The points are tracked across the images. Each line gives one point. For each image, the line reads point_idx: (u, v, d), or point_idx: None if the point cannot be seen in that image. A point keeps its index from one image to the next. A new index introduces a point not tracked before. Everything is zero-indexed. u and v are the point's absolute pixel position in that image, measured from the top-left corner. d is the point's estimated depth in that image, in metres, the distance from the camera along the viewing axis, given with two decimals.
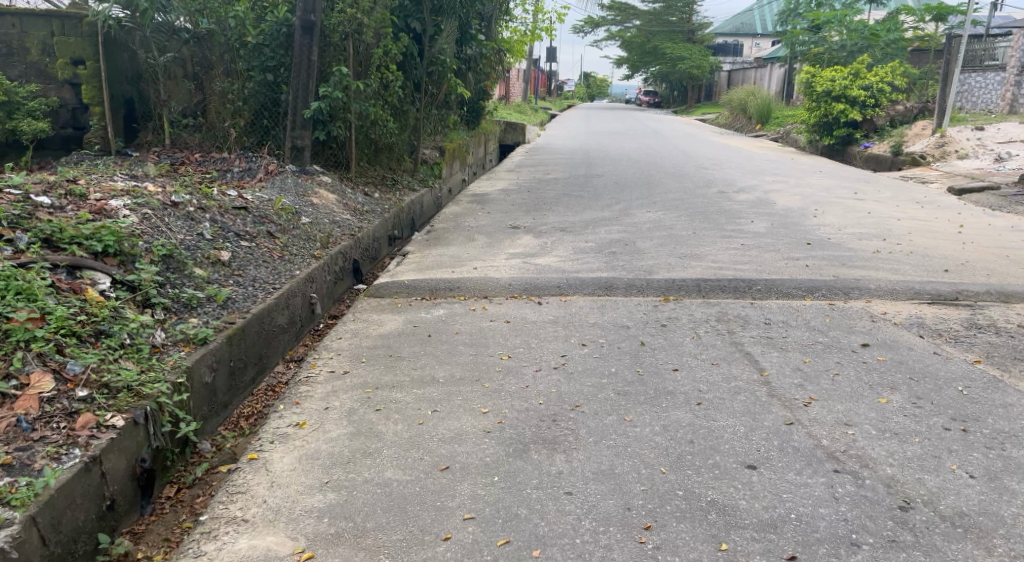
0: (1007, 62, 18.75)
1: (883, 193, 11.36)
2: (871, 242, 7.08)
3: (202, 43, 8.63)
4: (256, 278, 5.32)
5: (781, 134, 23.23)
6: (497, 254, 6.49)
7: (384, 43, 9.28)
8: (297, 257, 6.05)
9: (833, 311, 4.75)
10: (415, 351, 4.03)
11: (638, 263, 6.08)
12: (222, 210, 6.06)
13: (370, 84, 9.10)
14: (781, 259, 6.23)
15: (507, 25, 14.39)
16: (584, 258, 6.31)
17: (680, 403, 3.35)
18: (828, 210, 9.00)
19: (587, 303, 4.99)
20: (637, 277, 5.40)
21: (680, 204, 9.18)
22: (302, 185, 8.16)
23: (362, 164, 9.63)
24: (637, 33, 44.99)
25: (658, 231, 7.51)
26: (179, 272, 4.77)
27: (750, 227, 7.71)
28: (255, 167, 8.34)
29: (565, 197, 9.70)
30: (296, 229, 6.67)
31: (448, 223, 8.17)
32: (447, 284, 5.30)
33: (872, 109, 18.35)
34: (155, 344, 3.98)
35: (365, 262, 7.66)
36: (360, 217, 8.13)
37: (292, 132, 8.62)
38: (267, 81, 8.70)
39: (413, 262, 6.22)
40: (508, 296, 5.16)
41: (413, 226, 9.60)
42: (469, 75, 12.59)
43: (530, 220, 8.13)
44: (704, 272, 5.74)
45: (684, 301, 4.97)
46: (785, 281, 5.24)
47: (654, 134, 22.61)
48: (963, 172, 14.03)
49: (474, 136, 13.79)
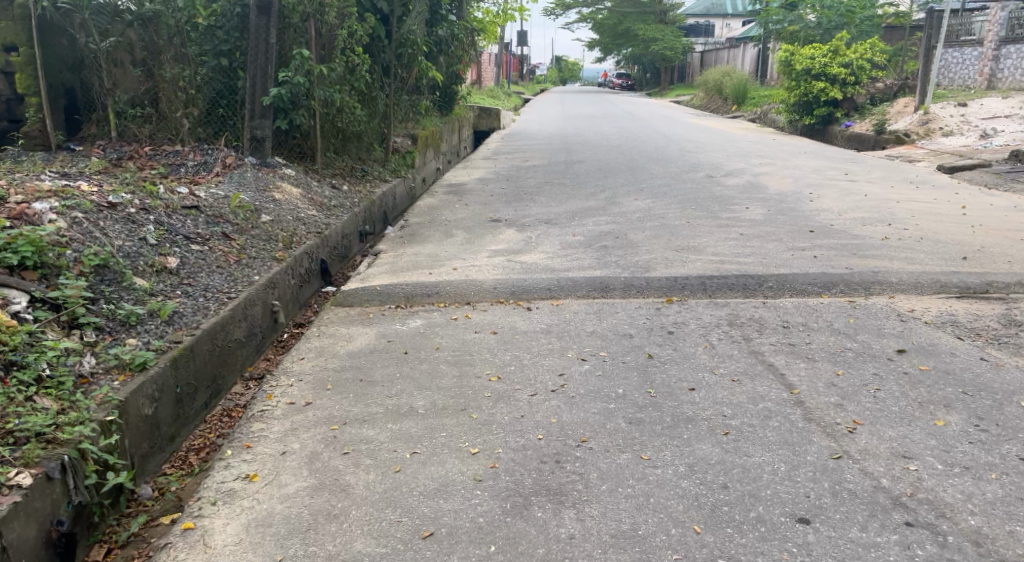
0: (984, 36, 18.48)
1: (874, 174, 10.94)
2: (876, 226, 6.63)
3: (148, 25, 7.90)
4: (208, 287, 4.74)
5: (759, 114, 22.82)
6: (478, 251, 5.95)
7: (348, 23, 8.72)
8: (255, 261, 5.46)
9: (855, 311, 4.27)
10: (389, 374, 3.47)
11: (632, 259, 5.57)
12: (170, 210, 5.42)
13: (334, 69, 8.52)
14: (785, 250, 5.75)
15: (478, 6, 13.81)
16: (573, 254, 5.79)
17: (704, 433, 2.84)
18: (823, 194, 8.54)
19: (582, 307, 4.47)
20: (634, 276, 4.89)
21: (669, 191, 8.68)
22: (262, 179, 7.55)
23: (329, 154, 9.01)
24: (609, 14, 44.34)
25: (649, 220, 7.00)
26: (116, 284, 4.16)
27: (746, 214, 7.24)
28: (210, 160, 7.74)
29: (547, 186, 9.17)
30: (256, 228, 6.08)
31: (422, 216, 7.60)
32: (424, 289, 4.74)
33: (852, 87, 17.97)
34: (81, 373, 3.40)
35: (334, 261, 7.08)
36: (327, 213, 7.53)
37: (250, 121, 8.11)
38: (222, 67, 8.27)
39: (384, 263, 5.66)
40: (493, 302, 4.61)
41: (385, 220, 9.02)
42: (441, 59, 11.99)
43: (511, 211, 7.58)
44: (706, 267, 5.26)
45: (689, 303, 4.48)
46: (795, 277, 4.77)
47: (631, 117, 22.11)
48: (950, 149, 13.68)
49: (448, 123, 13.20)
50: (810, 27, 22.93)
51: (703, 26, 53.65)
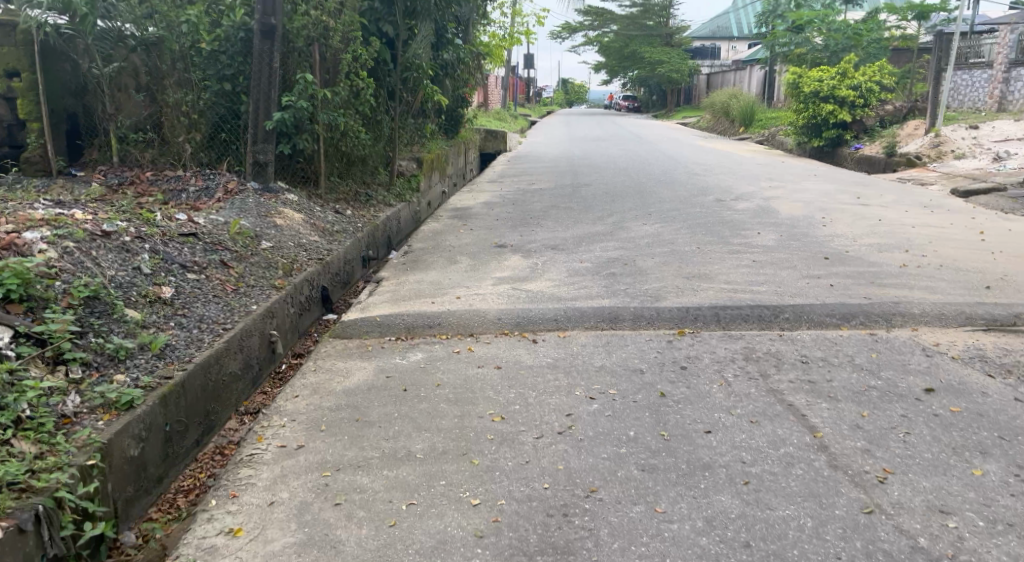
0: (994, 59, 18.37)
1: (886, 197, 10.77)
2: (894, 253, 6.45)
3: (151, 50, 7.79)
4: (203, 318, 4.58)
5: (767, 136, 22.70)
6: (483, 279, 5.79)
7: (353, 47, 8.61)
8: (254, 289, 5.30)
9: (877, 345, 4.08)
10: (387, 414, 3.29)
11: (642, 287, 5.40)
12: (166, 237, 5.27)
13: (339, 92, 8.41)
14: (800, 278, 5.57)
15: (484, 29, 13.75)
16: (581, 282, 5.61)
17: (723, 481, 2.67)
18: (836, 218, 8.36)
19: (590, 340, 4.28)
20: (644, 307, 4.71)
21: (678, 215, 8.52)
22: (264, 205, 7.42)
23: (333, 179, 8.89)
24: (615, 37, 44.51)
25: (658, 246, 6.84)
26: (106, 316, 3.98)
27: (758, 240, 7.06)
28: (212, 185, 7.61)
29: (554, 210, 9.03)
30: (255, 255, 5.93)
31: (427, 242, 7.46)
32: (426, 320, 4.57)
33: (861, 109, 17.85)
34: (64, 414, 3.22)
35: (335, 288, 6.92)
36: (329, 238, 7.39)
37: (253, 146, 7.93)
38: (225, 92, 8.09)
39: (386, 291, 5.49)
40: (497, 333, 4.42)
41: (389, 244, 8.88)
42: (447, 81, 11.91)
43: (516, 236, 7.43)
44: (718, 296, 5.08)
45: (702, 335, 4.29)
46: (812, 308, 4.58)
47: (638, 139, 22.00)
48: (963, 172, 13.50)
49: (453, 146, 13.09)
50: (818, 50, 22.87)
51: (709, 48, 53.78)
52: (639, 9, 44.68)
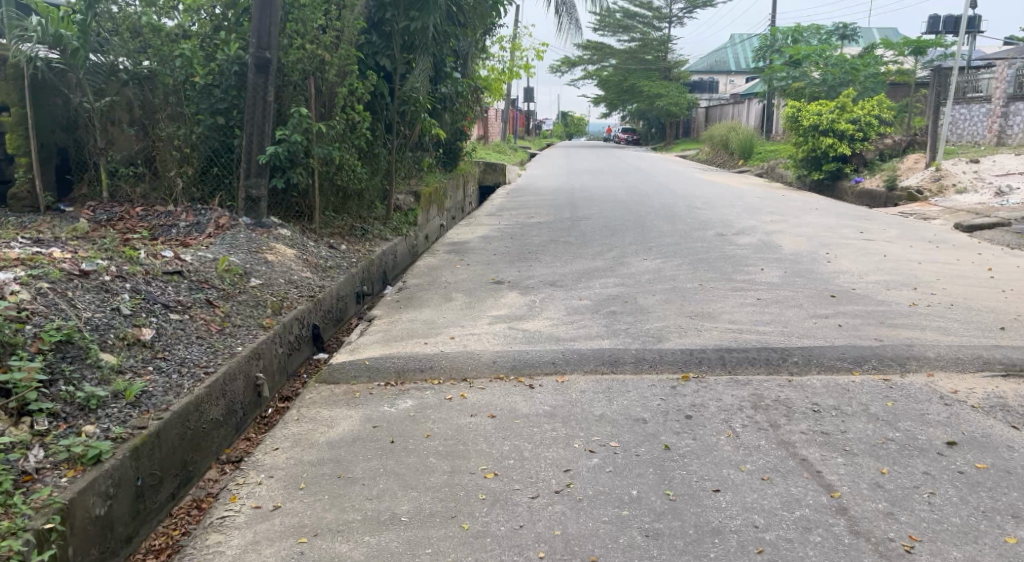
0: (992, 93, 18.39)
1: (890, 232, 10.61)
2: (902, 291, 6.28)
3: (144, 84, 7.72)
4: (185, 361, 4.40)
5: (766, 169, 22.65)
6: (479, 317, 5.59)
7: (349, 81, 8.48)
8: (240, 330, 5.13)
9: (892, 392, 3.87)
10: (371, 469, 3.09)
11: (644, 327, 5.21)
12: (150, 275, 5.08)
13: (335, 126, 8.27)
14: (806, 318, 5.38)
15: (483, 62, 13.72)
16: (580, 321, 5.42)
17: (735, 551, 2.50)
18: (840, 254, 8.19)
19: (590, 385, 4.07)
20: (646, 349, 4.50)
21: (678, 250, 8.35)
22: (256, 240, 7.25)
23: (327, 213, 8.75)
24: (613, 71, 44.82)
25: (659, 283, 6.66)
26: (80, 362, 3.78)
27: (762, 276, 6.89)
28: (203, 221, 7.43)
29: (553, 244, 8.87)
30: (243, 293, 5.75)
31: (422, 277, 7.28)
32: (417, 363, 4.36)
33: (861, 143, 17.80)
34: (25, 470, 3.06)
35: (327, 326, 6.73)
36: (322, 274, 7.22)
37: (246, 180, 7.75)
38: (219, 126, 7.83)
39: (378, 331, 5.30)
40: (492, 378, 4.20)
41: (384, 279, 8.70)
42: (445, 115, 11.83)
43: (514, 272, 7.24)
44: (723, 337, 4.89)
45: (707, 380, 4.08)
46: (822, 351, 4.38)
47: (637, 172, 21.94)
48: (966, 207, 13.37)
49: (451, 179, 12.96)
50: (816, 84, 22.92)
51: (707, 82, 54.09)
52: (638, 43, 44.94)
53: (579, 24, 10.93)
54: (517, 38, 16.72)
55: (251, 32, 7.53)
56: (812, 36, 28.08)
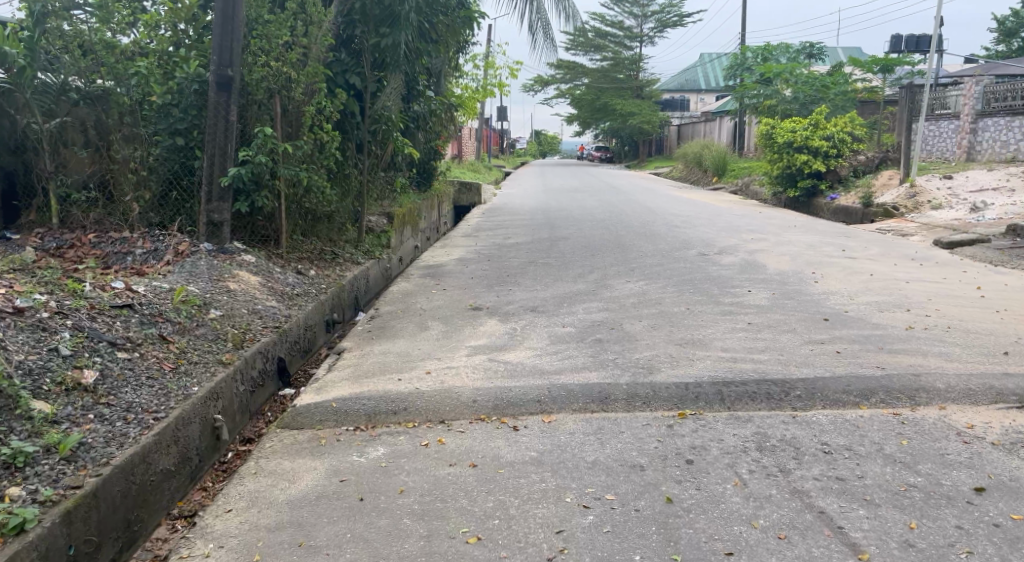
0: (961, 110, 18.49)
1: (872, 249, 10.42)
2: (895, 313, 6.04)
3: (94, 105, 7.36)
4: (132, 405, 4.06)
5: (741, 186, 22.59)
6: (456, 348, 5.23)
7: (317, 100, 8.13)
8: (196, 368, 4.78)
9: (904, 428, 3.58)
10: (337, 535, 2.81)
11: (633, 357, 4.89)
12: (96, 310, 4.73)
13: (302, 146, 7.92)
14: (801, 344, 5.11)
15: (456, 80, 13.45)
16: (564, 351, 5.09)
17: None
18: (827, 274, 7.95)
19: (581, 426, 3.72)
20: (638, 384, 4.17)
21: (662, 271, 8.07)
22: (218, 267, 6.85)
23: (295, 237, 8.36)
24: (586, 90, 44.91)
25: (645, 307, 6.36)
26: (8, 413, 3.53)
27: (750, 299, 6.62)
28: (161, 247, 7.08)
29: (531, 267, 8.54)
30: (201, 326, 5.38)
31: (395, 303, 6.91)
32: (390, 404, 3.99)
33: (835, 159, 17.77)
34: None
35: (295, 358, 6.34)
36: (290, 302, 6.83)
37: (206, 205, 7.38)
38: (179, 146, 7.50)
39: (348, 365, 4.93)
40: (473, 420, 3.84)
41: (356, 305, 8.31)
42: (417, 134, 11.54)
43: (493, 297, 6.89)
44: (716, 368, 4.60)
45: (706, 418, 3.76)
46: (827, 382, 4.08)
47: (613, 190, 21.78)
48: (943, 223, 13.28)
49: (426, 199, 12.63)
50: (787, 101, 22.96)
51: (679, 100, 54.32)
52: (610, 62, 44.97)
53: (553, 41, 10.70)
54: (490, 57, 16.53)
55: (212, 49, 7.20)
56: (782, 55, 28.26)
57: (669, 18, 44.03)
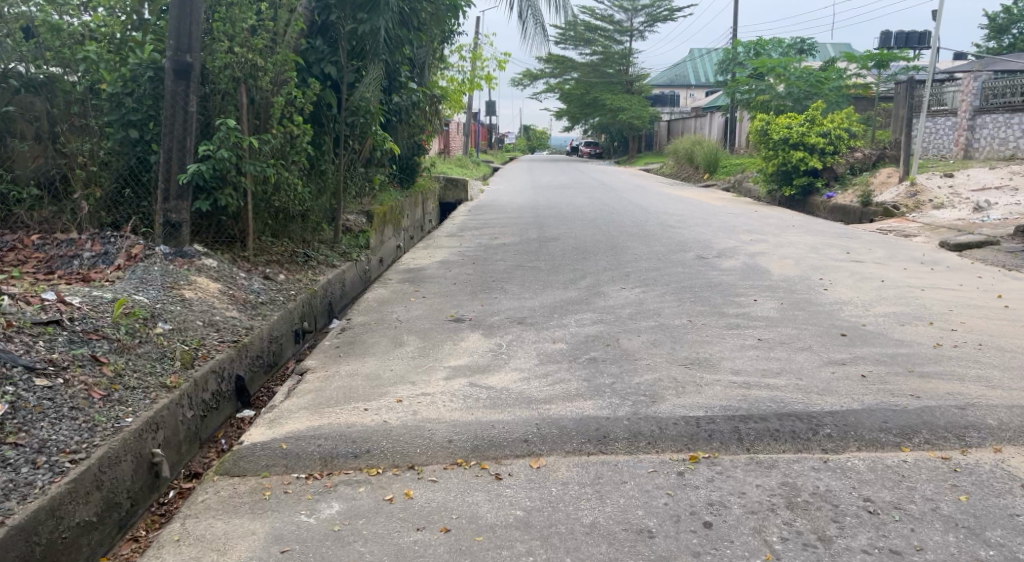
0: (958, 106, 18.02)
1: (878, 251, 9.89)
2: (919, 326, 5.49)
3: (38, 93, 6.75)
4: (47, 443, 3.57)
5: (734, 183, 22.09)
6: (433, 370, 4.64)
7: (286, 91, 7.51)
8: (133, 394, 4.22)
9: (958, 478, 3.03)
10: None
11: (633, 382, 4.33)
12: (13, 330, 4.20)
13: (270, 140, 7.30)
14: (820, 366, 4.55)
15: (441, 72, 12.83)
16: (555, 374, 4.50)
17: None
18: (835, 281, 7.41)
19: (577, 474, 3.15)
20: (642, 419, 3.60)
21: (659, 277, 7.52)
22: (173, 273, 6.22)
23: (264, 239, 7.73)
24: (575, 85, 44.38)
25: (644, 319, 5.78)
26: None
27: (757, 310, 6.08)
28: (112, 250, 6.49)
29: (519, 270, 7.96)
30: (145, 343, 4.78)
31: (370, 312, 6.30)
32: (350, 445, 3.40)
33: (831, 156, 17.26)
34: None
35: (257, 375, 5.74)
36: (253, 312, 6.21)
37: (163, 204, 6.74)
38: (132, 139, 6.84)
39: (308, 391, 4.33)
40: (448, 466, 3.25)
41: (330, 312, 7.71)
42: (400, 128, 10.93)
43: (476, 306, 6.30)
44: (728, 398, 4.04)
45: (724, 465, 3.19)
46: (860, 417, 3.51)
47: (604, 186, 21.27)
48: (946, 223, 12.75)
49: (409, 196, 12.04)
50: (781, 97, 22.44)
51: (669, 95, 53.78)
52: (598, 56, 44.16)
53: (543, 29, 10.06)
54: (477, 48, 15.93)
55: (168, 33, 6.58)
56: (774, 50, 27.73)
57: (659, 13, 43.44)
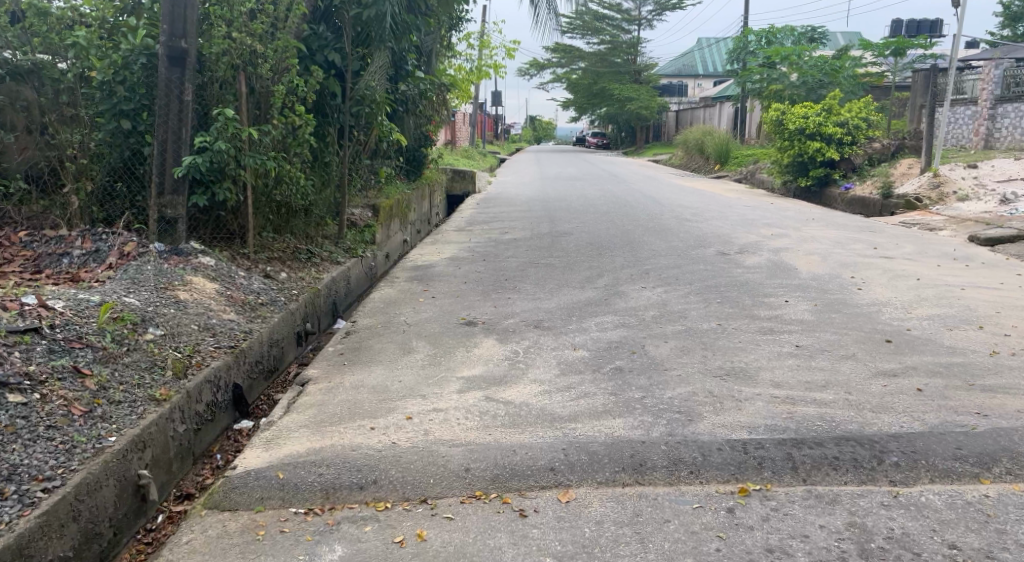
0: (978, 95, 17.50)
1: (905, 246, 9.45)
2: (967, 331, 5.08)
3: (24, 80, 6.32)
4: (19, 468, 3.26)
5: (747, 174, 21.63)
6: (445, 381, 4.27)
7: (288, 79, 7.11)
8: (119, 409, 3.87)
9: None
10: None
11: (665, 396, 3.94)
12: None
13: (270, 130, 6.92)
14: (868, 378, 4.16)
15: (448, 61, 12.40)
16: (578, 387, 4.12)
17: None
18: (868, 279, 6.99)
19: (613, 510, 2.78)
20: (681, 444, 3.22)
21: (681, 275, 7.13)
22: (167, 273, 5.86)
23: (265, 235, 7.36)
24: (583, 75, 43.86)
25: (669, 323, 5.40)
26: None
27: (790, 312, 5.68)
28: (104, 247, 6.13)
29: (532, 268, 7.57)
30: (134, 350, 4.42)
31: (376, 314, 5.93)
32: (356, 473, 3.03)
33: (849, 147, 16.78)
34: None
35: (256, 381, 5.38)
36: (252, 313, 5.85)
37: (157, 199, 6.38)
38: (124, 130, 6.47)
39: (309, 407, 3.95)
40: (466, 499, 2.88)
41: (335, 311, 7.34)
42: (407, 118, 10.54)
43: (489, 308, 5.92)
44: (772, 416, 3.66)
45: (782, 500, 2.80)
46: (929, 442, 3.12)
47: (614, 178, 20.85)
48: (972, 215, 12.28)
49: (417, 188, 11.66)
50: (794, 86, 21.93)
51: (677, 84, 52.96)
52: (606, 46, 43.59)
53: (554, 13, 9.62)
54: (485, 36, 15.48)
55: (161, 18, 6.19)
56: (787, 38, 27.12)
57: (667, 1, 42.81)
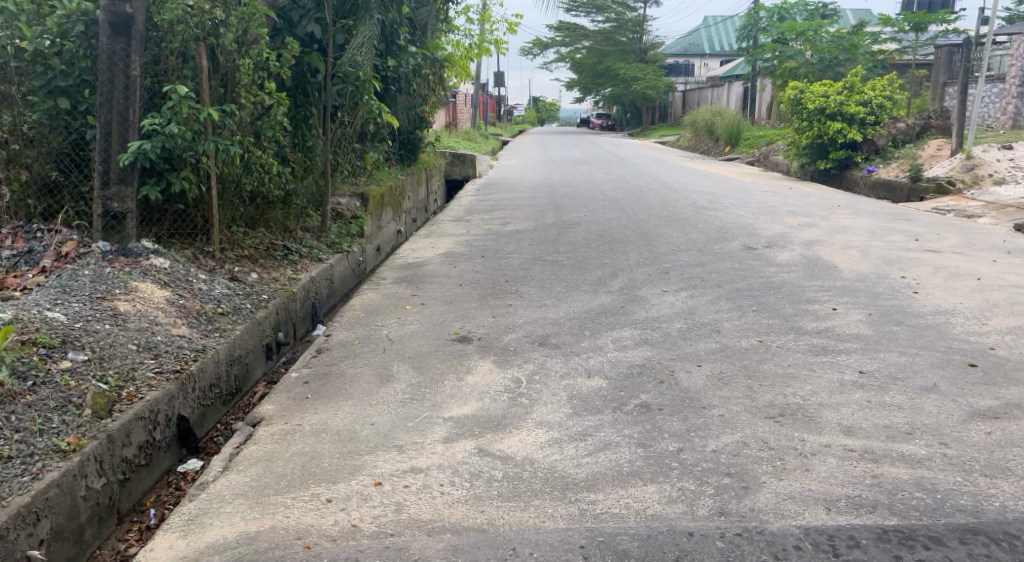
0: (1007, 72, 16.40)
1: (949, 238, 8.50)
2: None
3: None
4: None
5: (761, 155, 20.61)
6: (429, 424, 3.40)
7: (256, 51, 6.19)
8: (6, 469, 3.04)
9: None
10: None
11: (708, 451, 3.06)
12: None
13: (236, 110, 6.02)
14: (963, 422, 3.28)
15: (444, 36, 11.43)
16: (597, 434, 3.24)
17: None
18: (922, 280, 6.07)
19: None
20: (744, 539, 2.45)
21: (706, 275, 6.24)
22: (108, 279, 4.94)
23: (235, 229, 6.45)
24: (587, 54, 42.66)
25: (700, 339, 4.52)
26: None
27: (842, 324, 4.78)
28: (39, 248, 5.30)
29: (536, 266, 6.66)
30: (43, 384, 3.56)
31: (353, 325, 5.05)
32: None
33: (872, 128, 15.71)
34: None
35: (213, 408, 4.50)
36: (210, 325, 4.96)
37: (102, 191, 5.49)
38: (62, 110, 5.54)
39: (252, 467, 3.07)
40: None
41: (314, 315, 6.44)
42: (398, 98, 9.62)
43: (486, 319, 5.04)
44: (854, 481, 2.78)
45: None
46: None
47: (622, 160, 19.89)
48: (1012, 201, 11.31)
49: (411, 174, 10.76)
50: (810, 64, 20.91)
51: (683, 64, 51.59)
52: (610, 24, 42.34)
53: None
54: (486, 10, 14.47)
55: None
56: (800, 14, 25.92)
57: None
